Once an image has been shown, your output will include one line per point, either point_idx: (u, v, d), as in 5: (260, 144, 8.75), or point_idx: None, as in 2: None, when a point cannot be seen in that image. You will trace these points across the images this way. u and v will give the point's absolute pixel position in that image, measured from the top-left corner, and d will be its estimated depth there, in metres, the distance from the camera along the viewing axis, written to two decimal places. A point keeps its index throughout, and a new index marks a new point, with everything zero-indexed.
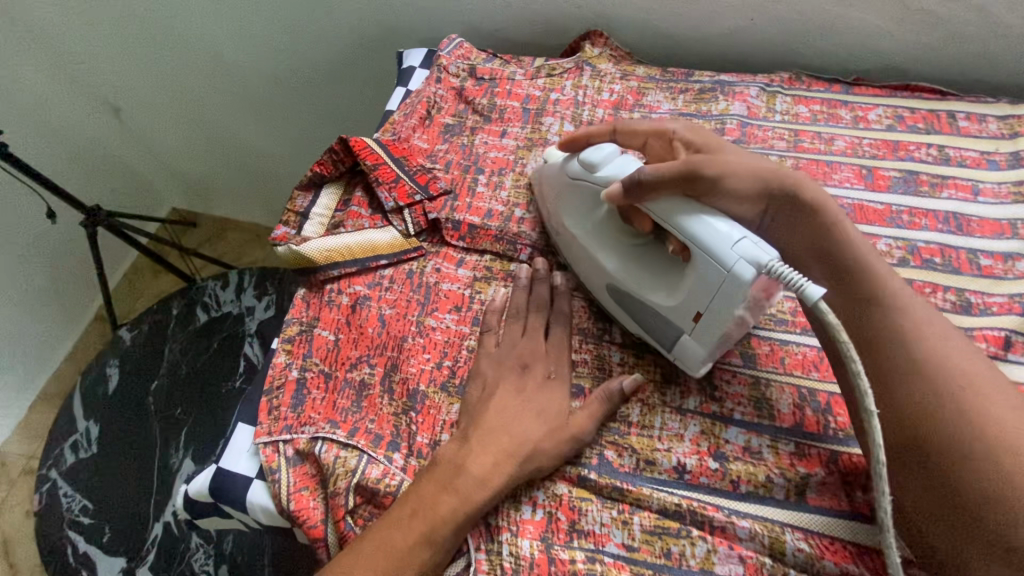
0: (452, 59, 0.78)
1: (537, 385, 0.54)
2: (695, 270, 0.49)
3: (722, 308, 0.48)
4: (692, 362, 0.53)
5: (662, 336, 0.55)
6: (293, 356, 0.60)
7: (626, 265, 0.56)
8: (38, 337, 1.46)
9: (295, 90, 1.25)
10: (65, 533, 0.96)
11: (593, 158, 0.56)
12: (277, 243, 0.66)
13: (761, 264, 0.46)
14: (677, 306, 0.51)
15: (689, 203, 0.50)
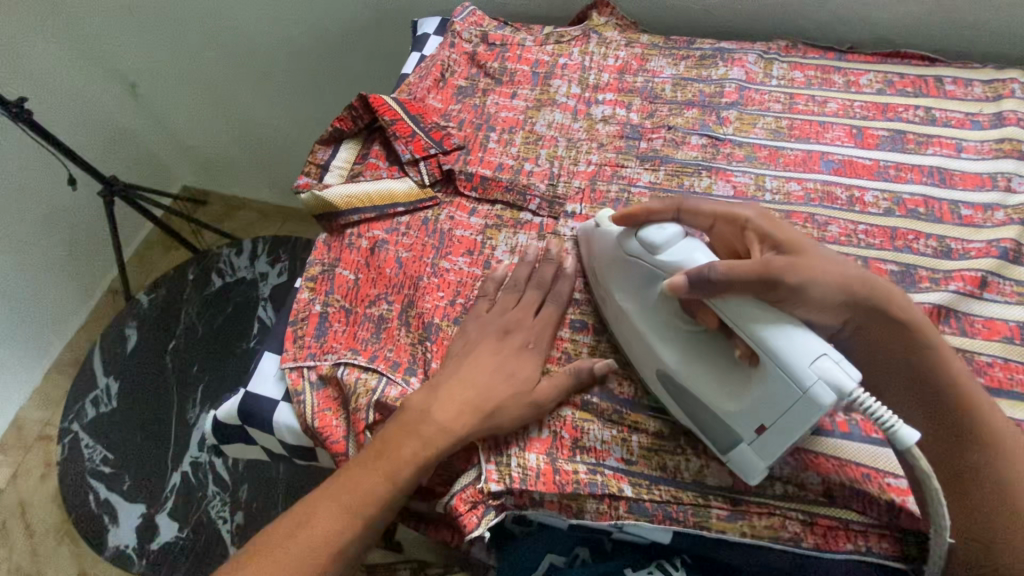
0: (465, 26, 0.82)
1: (513, 352, 0.57)
2: (769, 385, 0.46)
3: (792, 425, 0.46)
4: (749, 471, 0.49)
5: (714, 437, 0.51)
6: (315, 293, 0.64)
7: (682, 357, 0.52)
8: (55, 306, 1.50)
9: (309, 68, 1.29)
10: (86, 482, 1.00)
11: (657, 239, 0.52)
12: (300, 192, 0.70)
13: (846, 392, 0.43)
14: (742, 412, 0.48)
15: (768, 311, 0.47)
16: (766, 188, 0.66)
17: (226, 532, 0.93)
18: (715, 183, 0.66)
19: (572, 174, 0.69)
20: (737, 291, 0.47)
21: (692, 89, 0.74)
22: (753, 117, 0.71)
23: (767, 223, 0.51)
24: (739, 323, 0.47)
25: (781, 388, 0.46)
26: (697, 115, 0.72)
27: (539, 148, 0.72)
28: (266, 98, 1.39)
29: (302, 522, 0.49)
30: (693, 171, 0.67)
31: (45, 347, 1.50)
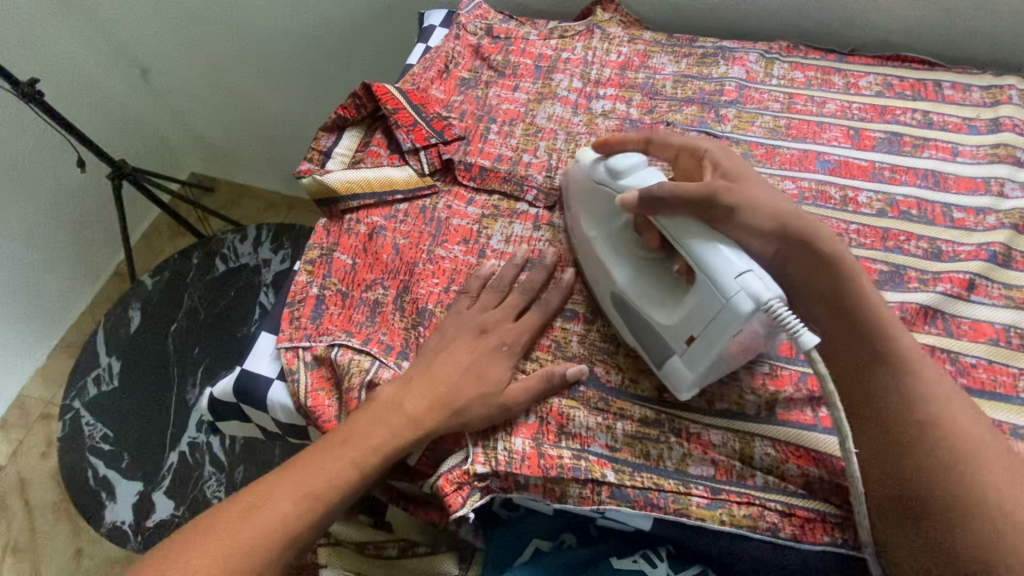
0: (471, 18, 0.83)
1: (487, 351, 0.57)
2: (697, 294, 0.49)
3: (715, 336, 0.49)
4: (680, 384, 0.53)
5: (654, 354, 0.55)
6: (313, 275, 0.65)
7: (633, 279, 0.56)
8: (60, 286, 1.52)
9: (317, 59, 1.30)
10: (86, 458, 1.02)
11: (620, 165, 0.56)
12: (303, 177, 0.71)
13: (761, 302, 0.45)
14: (673, 326, 0.52)
15: (702, 226, 0.50)
16: None
17: None
18: None
19: (569, 167, 0.70)
20: (676, 208, 0.51)
21: (692, 87, 0.74)
22: (752, 116, 0.71)
23: (723, 155, 0.55)
24: (676, 237, 0.51)
25: (707, 296, 0.48)
26: (696, 112, 0.72)
27: (538, 140, 0.73)
28: (274, 87, 1.40)
29: (283, 483, 0.51)
30: None
31: (49, 327, 1.52)
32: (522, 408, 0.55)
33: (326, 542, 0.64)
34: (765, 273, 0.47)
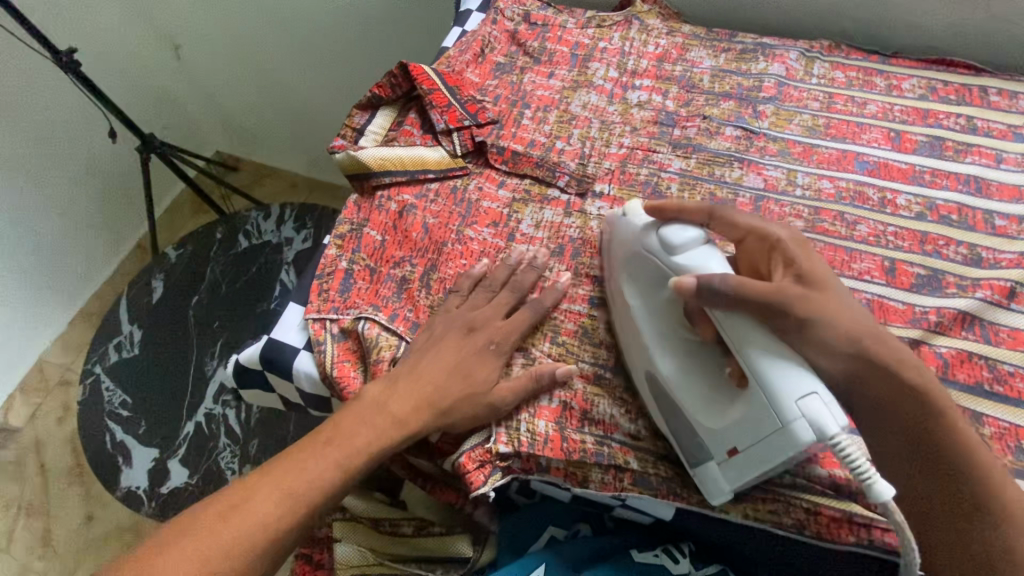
0: (508, 4, 0.83)
1: (474, 350, 0.57)
2: (750, 410, 0.46)
3: (763, 454, 0.46)
4: (718, 489, 0.50)
5: (689, 450, 0.52)
6: (342, 250, 0.66)
7: (680, 369, 0.52)
8: (85, 255, 1.54)
9: (347, 43, 1.30)
10: (103, 422, 1.03)
11: (676, 239, 0.52)
12: (336, 153, 0.71)
13: (828, 434, 0.43)
14: (721, 430, 0.48)
15: (768, 336, 0.46)
16: (797, 184, 0.66)
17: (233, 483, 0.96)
18: (746, 175, 0.67)
19: (603, 156, 0.70)
20: (738, 305, 0.47)
21: (730, 82, 0.73)
22: (790, 114, 0.71)
23: (798, 250, 0.50)
24: (734, 339, 0.47)
25: (762, 415, 0.45)
26: (733, 107, 0.71)
27: (572, 128, 0.72)
28: (303, 69, 1.40)
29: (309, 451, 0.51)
30: (725, 161, 0.68)
31: (72, 294, 1.55)
32: (509, 408, 0.55)
33: (342, 517, 0.63)
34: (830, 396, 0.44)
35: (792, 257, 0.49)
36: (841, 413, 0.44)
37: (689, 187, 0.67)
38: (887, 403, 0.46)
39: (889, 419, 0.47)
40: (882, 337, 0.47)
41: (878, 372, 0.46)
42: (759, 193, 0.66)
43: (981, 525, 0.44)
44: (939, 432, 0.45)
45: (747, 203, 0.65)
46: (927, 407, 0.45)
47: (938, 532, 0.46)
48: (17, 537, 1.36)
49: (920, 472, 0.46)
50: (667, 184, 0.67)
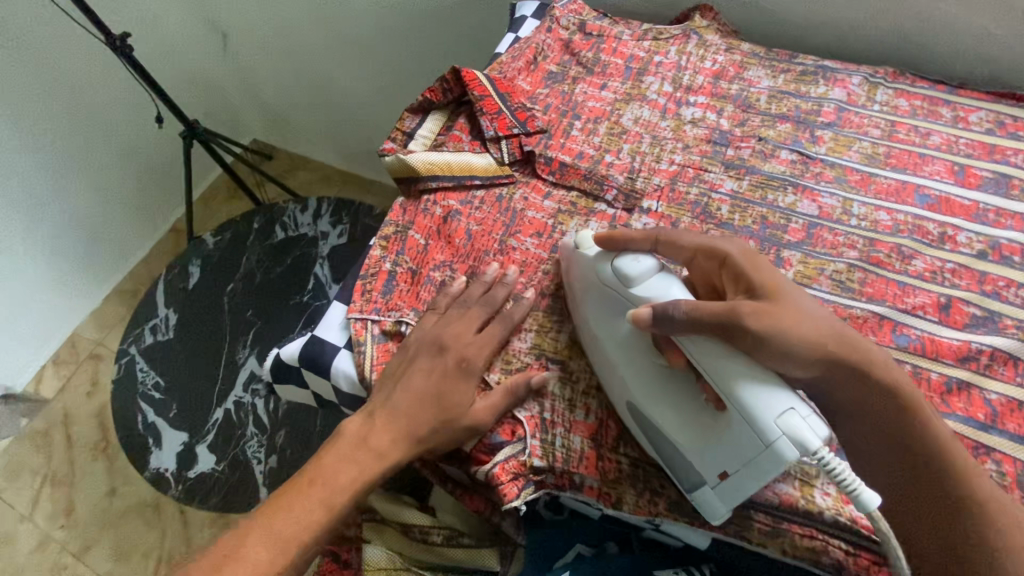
0: (565, 12, 0.83)
1: (444, 372, 0.55)
2: (732, 430, 0.46)
3: (753, 475, 0.46)
4: (713, 511, 0.49)
5: (678, 472, 0.51)
6: (387, 251, 0.66)
7: (651, 393, 0.51)
8: (122, 235, 1.58)
9: (390, 42, 1.29)
10: (136, 403, 1.05)
11: (631, 270, 0.52)
12: (385, 154, 0.72)
13: (810, 450, 0.43)
14: (705, 453, 0.48)
15: (731, 357, 0.47)
16: (853, 214, 0.64)
17: (259, 473, 0.98)
18: (800, 201, 0.65)
19: (653, 171, 0.69)
20: (701, 332, 0.47)
21: (788, 104, 0.72)
22: (849, 140, 0.69)
23: (746, 258, 0.50)
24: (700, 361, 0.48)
25: (744, 436, 0.46)
26: (790, 130, 0.70)
27: (622, 142, 0.71)
28: (345, 65, 1.41)
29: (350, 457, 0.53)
30: (778, 186, 0.66)
31: (108, 272, 1.58)
32: (490, 426, 0.55)
33: (372, 520, 0.66)
34: (809, 410, 0.45)
35: (743, 270, 0.50)
36: (821, 426, 0.44)
37: (740, 209, 0.65)
38: (861, 405, 0.46)
39: (868, 421, 0.46)
40: (849, 336, 0.47)
41: (846, 375, 0.46)
42: (813, 220, 0.64)
43: (963, 529, 0.43)
44: (913, 434, 0.45)
45: (799, 229, 0.64)
46: (892, 401, 0.45)
47: (920, 537, 0.45)
48: (41, 505, 1.39)
49: (897, 474, 0.46)
50: (717, 205, 0.66)
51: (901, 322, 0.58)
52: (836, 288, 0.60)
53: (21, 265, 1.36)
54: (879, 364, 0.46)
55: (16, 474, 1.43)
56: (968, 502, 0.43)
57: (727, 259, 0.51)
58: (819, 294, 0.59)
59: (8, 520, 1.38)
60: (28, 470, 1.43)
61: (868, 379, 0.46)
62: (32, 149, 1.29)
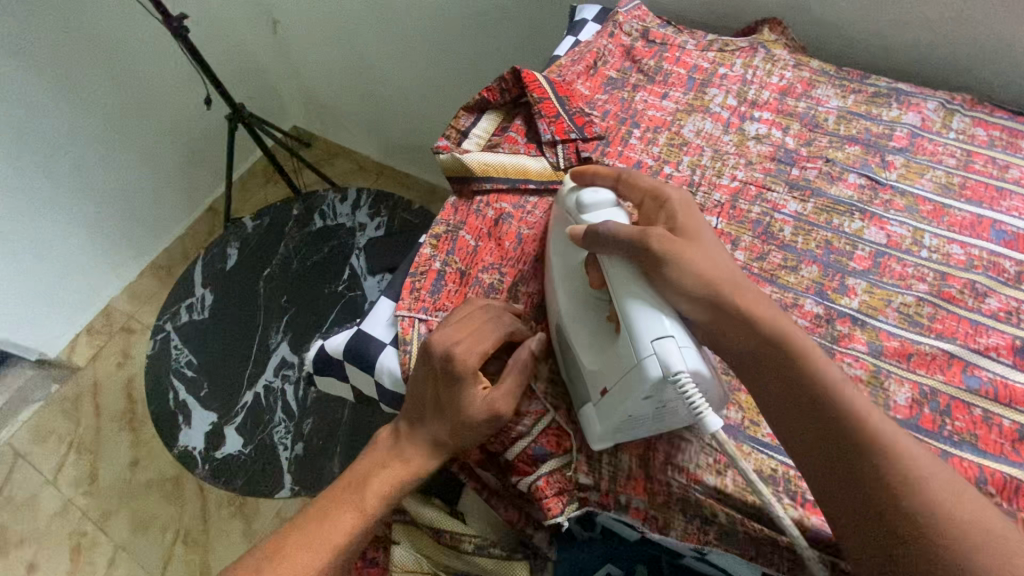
0: (628, 18, 0.81)
1: (445, 382, 0.53)
2: (618, 347, 0.49)
3: (621, 394, 0.47)
4: (594, 433, 0.51)
5: (577, 395, 0.54)
6: (437, 250, 0.65)
7: (575, 313, 0.55)
8: (162, 212, 1.60)
9: (435, 38, 1.26)
10: (169, 379, 1.06)
11: (588, 199, 0.55)
12: (440, 152, 0.71)
13: (671, 370, 0.45)
14: (594, 371, 0.51)
15: (636, 279, 0.49)
16: (924, 244, 0.61)
17: (285, 459, 0.99)
18: (867, 229, 0.63)
19: (713, 186, 0.67)
20: (614, 250, 0.51)
21: (857, 125, 0.69)
22: (922, 168, 0.66)
23: (683, 207, 0.53)
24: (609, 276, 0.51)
25: (625, 352, 0.48)
26: (859, 153, 0.67)
27: (682, 154, 0.69)
28: (390, 58, 1.40)
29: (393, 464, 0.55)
30: (845, 211, 0.64)
31: (146, 247, 1.61)
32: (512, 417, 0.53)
33: (403, 520, 0.66)
34: (688, 344, 0.46)
35: (672, 211, 0.53)
36: (694, 359, 0.46)
37: (803, 232, 0.63)
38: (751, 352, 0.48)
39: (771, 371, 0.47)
40: (745, 287, 0.49)
41: (738, 321, 0.48)
42: (881, 248, 0.61)
43: (867, 477, 0.41)
44: (802, 380, 0.45)
45: (865, 256, 0.61)
46: (792, 357, 0.46)
47: (850, 510, 0.41)
48: (66, 471, 1.42)
49: (799, 427, 0.45)
50: (780, 225, 0.63)
51: (972, 363, 0.55)
52: (903, 321, 0.57)
53: (63, 235, 1.38)
54: (771, 313, 0.48)
55: (45, 438, 1.46)
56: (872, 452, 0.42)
57: (666, 202, 0.54)
58: (884, 327, 0.57)
59: (34, 483, 1.41)
60: (56, 435, 1.46)
61: (757, 331, 0.47)
62: (82, 122, 1.31)
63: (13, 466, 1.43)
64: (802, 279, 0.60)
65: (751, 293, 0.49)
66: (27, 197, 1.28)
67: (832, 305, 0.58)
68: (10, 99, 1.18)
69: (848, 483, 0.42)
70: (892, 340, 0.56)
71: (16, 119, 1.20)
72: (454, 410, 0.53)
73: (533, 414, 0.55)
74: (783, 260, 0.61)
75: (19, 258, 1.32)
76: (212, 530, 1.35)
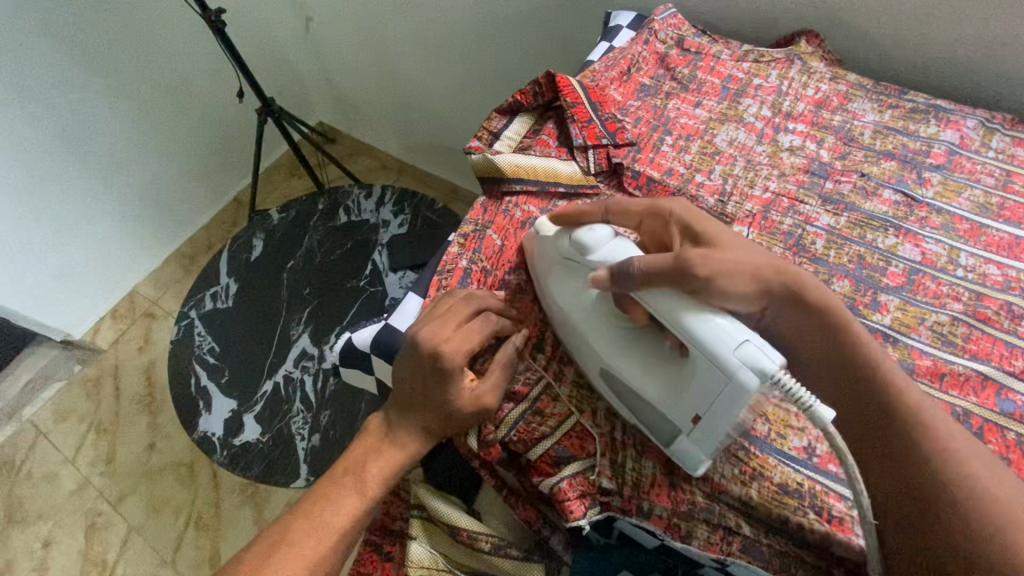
0: (664, 26, 0.81)
1: (431, 372, 0.53)
2: (696, 374, 0.47)
3: (723, 412, 0.47)
4: (693, 462, 0.50)
5: (656, 430, 0.52)
6: (464, 248, 0.66)
7: (622, 353, 0.52)
8: (189, 202, 1.63)
9: (463, 39, 1.26)
10: (191, 365, 1.08)
11: (587, 239, 0.54)
12: (471, 152, 0.72)
13: (766, 373, 0.43)
14: (673, 402, 0.49)
15: (690, 300, 0.48)
16: (959, 264, 0.61)
17: (301, 449, 1.00)
18: (902, 245, 0.62)
19: (745, 197, 0.66)
20: (657, 284, 0.49)
21: (894, 141, 0.69)
22: (959, 186, 0.65)
23: (688, 215, 0.54)
24: (660, 314, 0.49)
25: (708, 375, 0.46)
26: (895, 168, 0.67)
27: (714, 163, 0.69)
28: (418, 58, 1.40)
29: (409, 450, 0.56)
30: (879, 226, 0.63)
31: (172, 235, 1.64)
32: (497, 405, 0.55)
33: (421, 516, 0.66)
34: (764, 341, 0.45)
35: (685, 223, 0.53)
36: (777, 352, 0.45)
37: (836, 245, 0.62)
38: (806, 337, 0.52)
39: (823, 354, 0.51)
40: (784, 269, 0.51)
41: (787, 303, 0.51)
42: (915, 265, 0.61)
43: (910, 458, 0.45)
44: (840, 351, 0.50)
45: (899, 273, 0.60)
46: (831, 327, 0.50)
47: (890, 470, 0.46)
48: (84, 450, 1.45)
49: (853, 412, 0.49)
50: (812, 238, 0.63)
51: (1007, 386, 0.54)
52: (936, 340, 0.56)
53: (93, 220, 1.41)
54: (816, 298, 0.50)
55: (66, 418, 1.49)
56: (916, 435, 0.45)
57: (670, 218, 0.54)
58: (916, 345, 0.56)
59: (53, 461, 1.44)
60: (77, 415, 1.49)
61: (803, 306, 0.51)
62: (116, 110, 1.34)
63: (34, 443, 1.46)
64: (834, 293, 0.59)
65: (794, 273, 0.51)
66: (61, 182, 1.31)
67: (864, 321, 0.58)
68: (49, 86, 1.21)
69: (901, 469, 0.45)
70: (924, 359, 0.55)
71: (53, 105, 1.23)
72: (441, 400, 0.54)
73: (557, 416, 0.55)
74: (815, 273, 0.61)
75: (50, 240, 1.35)
76: (224, 516, 1.37)
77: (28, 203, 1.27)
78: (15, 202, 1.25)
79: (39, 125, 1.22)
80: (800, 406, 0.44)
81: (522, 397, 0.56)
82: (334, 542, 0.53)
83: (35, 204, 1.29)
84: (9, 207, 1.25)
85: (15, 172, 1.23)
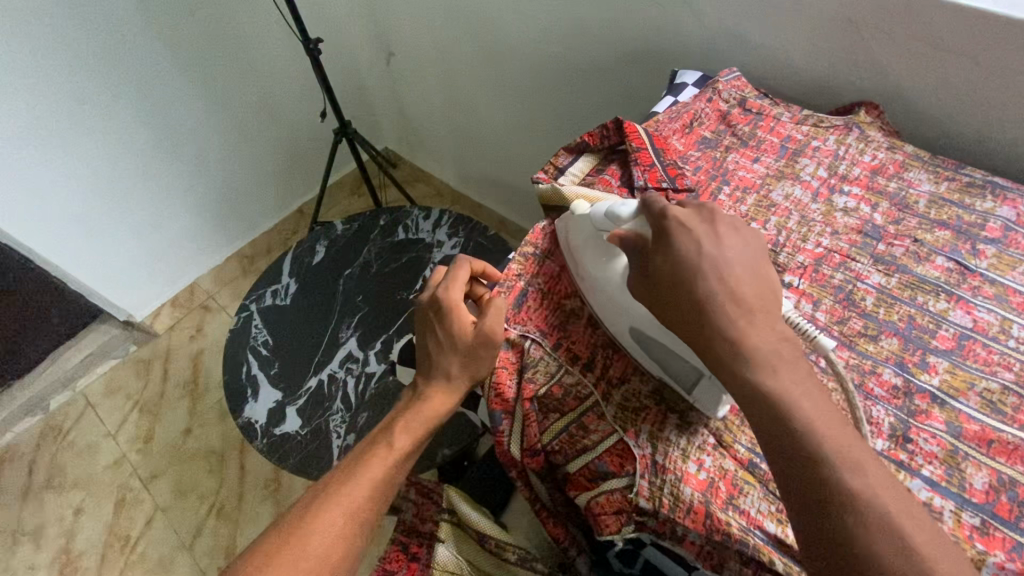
0: (727, 86, 0.86)
1: (445, 318, 0.65)
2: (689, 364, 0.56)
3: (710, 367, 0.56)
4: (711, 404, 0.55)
5: (676, 377, 0.57)
6: (524, 269, 0.68)
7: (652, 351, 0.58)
8: (257, 206, 1.76)
9: (530, 84, 1.34)
10: (244, 355, 1.14)
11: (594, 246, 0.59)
12: (538, 183, 0.77)
13: (797, 323, 0.55)
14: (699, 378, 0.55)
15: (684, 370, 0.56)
16: (1012, 334, 0.61)
17: (335, 447, 1.04)
18: (953, 310, 0.63)
19: (797, 249, 0.69)
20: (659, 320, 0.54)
21: (949, 212, 0.71)
22: (1014, 261, 0.66)
23: (687, 211, 0.54)
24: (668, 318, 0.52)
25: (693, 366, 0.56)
26: (949, 238, 0.69)
27: (770, 214, 0.72)
28: (486, 97, 1.49)
29: (418, 416, 0.62)
30: (930, 290, 0.65)
31: (237, 235, 1.76)
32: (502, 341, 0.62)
33: (450, 520, 0.71)
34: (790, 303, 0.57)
35: (673, 238, 0.52)
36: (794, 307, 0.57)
37: (885, 303, 0.64)
38: (796, 390, 0.47)
39: (820, 382, 0.47)
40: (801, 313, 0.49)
41: (770, 334, 0.49)
42: (965, 331, 0.62)
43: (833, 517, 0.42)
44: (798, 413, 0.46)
45: (949, 337, 0.61)
46: (792, 386, 0.47)
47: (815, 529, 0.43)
48: (126, 427, 1.52)
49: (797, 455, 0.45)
50: (862, 294, 0.65)
51: None
52: (984, 406, 0.57)
53: (170, 213, 1.54)
54: (801, 367, 0.48)
55: (114, 393, 1.58)
56: (849, 485, 0.43)
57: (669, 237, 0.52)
58: (962, 409, 0.56)
59: (97, 434, 1.52)
60: (125, 392, 1.58)
61: (769, 371, 0.48)
62: (209, 117, 1.48)
63: (83, 413, 1.55)
64: (882, 350, 0.61)
65: None
66: (151, 178, 1.44)
67: (912, 378, 0.59)
68: (158, 92, 1.35)
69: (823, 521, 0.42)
70: (972, 423, 0.55)
71: (158, 108, 1.37)
72: (454, 338, 0.63)
73: (600, 432, 0.57)
74: (864, 328, 0.63)
75: (131, 228, 1.48)
76: (246, 508, 1.40)
77: (119, 193, 1.40)
78: (110, 192, 1.39)
79: (142, 125, 1.36)
80: (807, 336, 0.54)
81: (570, 410, 0.59)
82: (346, 521, 0.56)
83: (123, 194, 1.41)
84: (104, 197, 1.38)
85: (116, 164, 1.36)
